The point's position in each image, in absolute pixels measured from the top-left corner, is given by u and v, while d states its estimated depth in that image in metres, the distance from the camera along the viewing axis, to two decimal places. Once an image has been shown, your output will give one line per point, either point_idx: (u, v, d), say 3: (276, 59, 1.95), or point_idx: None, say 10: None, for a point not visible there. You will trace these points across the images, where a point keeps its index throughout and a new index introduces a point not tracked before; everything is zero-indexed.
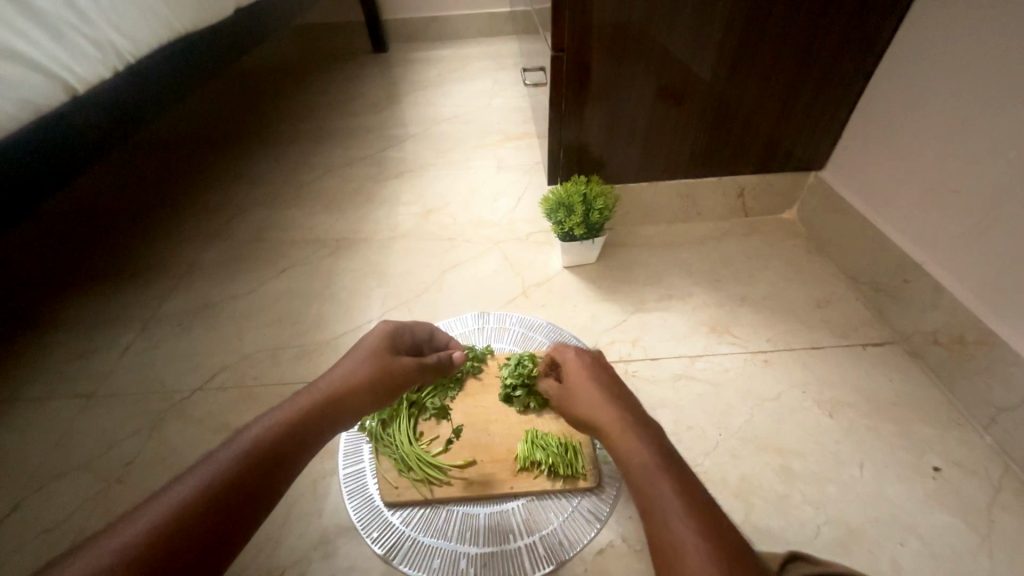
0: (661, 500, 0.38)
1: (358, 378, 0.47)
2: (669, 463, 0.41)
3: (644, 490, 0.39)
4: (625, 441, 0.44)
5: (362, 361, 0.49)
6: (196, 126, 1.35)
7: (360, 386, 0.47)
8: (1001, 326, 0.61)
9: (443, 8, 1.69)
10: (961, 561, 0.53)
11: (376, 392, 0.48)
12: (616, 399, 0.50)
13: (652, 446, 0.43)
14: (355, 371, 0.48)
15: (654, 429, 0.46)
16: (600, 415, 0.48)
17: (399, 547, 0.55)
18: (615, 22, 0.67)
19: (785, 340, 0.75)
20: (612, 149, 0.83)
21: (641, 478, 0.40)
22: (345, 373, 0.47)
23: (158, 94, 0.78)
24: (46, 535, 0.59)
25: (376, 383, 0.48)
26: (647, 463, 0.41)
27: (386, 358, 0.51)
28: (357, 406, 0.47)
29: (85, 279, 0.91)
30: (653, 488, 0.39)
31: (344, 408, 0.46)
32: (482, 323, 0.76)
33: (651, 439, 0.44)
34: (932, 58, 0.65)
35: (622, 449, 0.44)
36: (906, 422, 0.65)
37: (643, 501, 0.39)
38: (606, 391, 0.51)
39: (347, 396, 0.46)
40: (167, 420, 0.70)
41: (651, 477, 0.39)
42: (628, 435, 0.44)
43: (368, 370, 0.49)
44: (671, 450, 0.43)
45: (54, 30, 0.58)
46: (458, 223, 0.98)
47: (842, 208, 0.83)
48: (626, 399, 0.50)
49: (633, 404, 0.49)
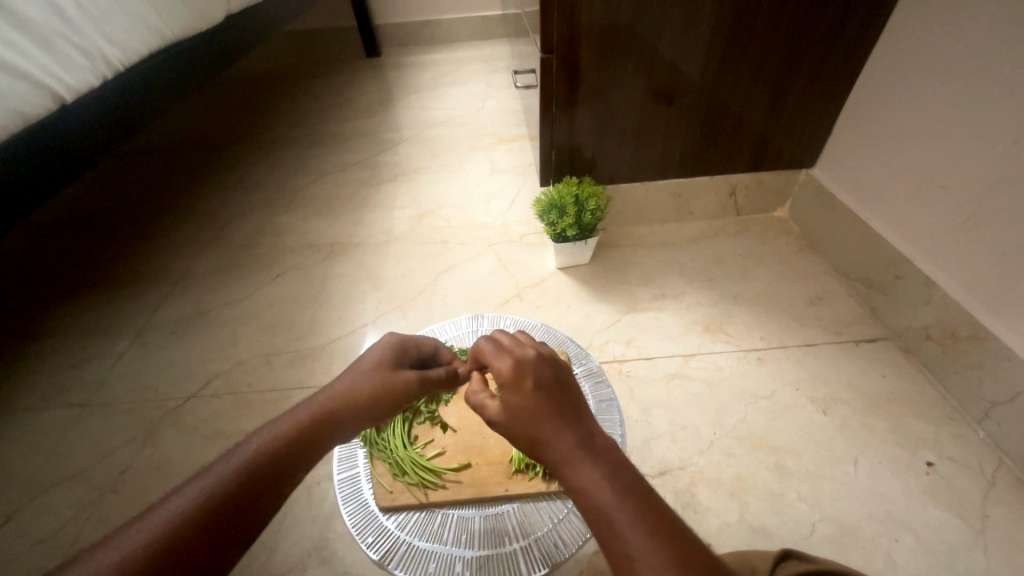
0: (632, 551, 0.31)
1: (359, 392, 0.46)
2: (633, 496, 0.34)
3: (611, 540, 0.32)
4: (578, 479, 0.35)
5: (365, 374, 0.48)
6: (189, 133, 1.35)
7: (363, 398, 0.46)
8: (992, 320, 0.61)
9: (434, 13, 1.70)
10: (956, 557, 0.53)
11: (377, 406, 0.46)
12: (557, 404, 0.38)
13: (611, 473, 0.35)
14: (357, 385, 0.46)
15: (606, 440, 0.37)
16: (539, 433, 0.37)
17: (394, 552, 0.54)
18: (603, 23, 0.67)
19: (778, 337, 0.75)
20: (604, 149, 0.83)
21: (604, 524, 0.33)
22: (345, 386, 0.46)
23: (147, 101, 0.78)
24: (39, 546, 0.59)
25: (378, 399, 0.47)
26: (611, 505, 0.33)
27: (390, 372, 0.49)
28: (358, 419, 0.45)
29: (78, 288, 0.91)
30: (623, 540, 0.32)
31: (344, 421, 0.44)
32: (477, 327, 0.75)
33: (607, 462, 0.36)
34: (918, 56, 0.66)
35: (577, 485, 0.35)
36: (899, 417, 0.65)
37: (610, 552, 0.32)
38: (538, 408, 0.38)
39: (349, 408, 0.45)
40: (160, 427, 0.70)
41: (620, 528, 0.32)
42: (582, 463, 0.35)
43: (372, 383, 0.47)
44: (630, 475, 0.35)
45: (40, 38, 0.57)
46: (451, 225, 0.98)
47: (833, 205, 0.83)
48: (572, 406, 0.39)
49: (578, 416, 0.38)
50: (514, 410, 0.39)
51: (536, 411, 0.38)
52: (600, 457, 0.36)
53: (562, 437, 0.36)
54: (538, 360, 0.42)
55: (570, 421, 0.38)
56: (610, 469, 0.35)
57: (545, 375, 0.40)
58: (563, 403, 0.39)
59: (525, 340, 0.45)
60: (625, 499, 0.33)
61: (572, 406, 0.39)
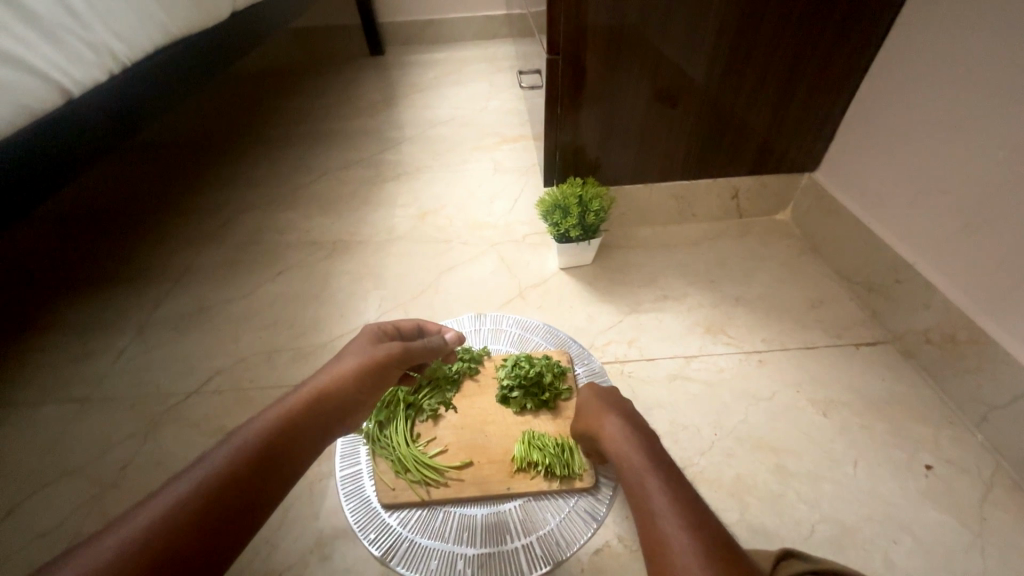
0: (647, 492, 0.41)
1: (343, 367, 0.49)
2: (659, 463, 0.43)
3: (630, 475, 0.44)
4: (616, 444, 0.48)
5: (346, 356, 0.51)
6: (192, 129, 1.35)
7: (348, 375, 0.48)
8: (991, 324, 0.62)
9: (439, 11, 1.70)
10: (952, 558, 0.53)
11: (364, 377, 0.49)
12: (617, 404, 0.53)
13: (645, 450, 0.46)
14: (342, 364, 0.50)
15: (646, 428, 0.49)
16: (599, 418, 0.52)
17: (396, 549, 0.55)
18: (610, 25, 0.68)
19: (779, 339, 0.75)
20: (608, 151, 0.83)
21: (636, 479, 0.43)
22: (332, 366, 0.49)
23: (152, 95, 0.78)
24: (40, 539, 0.59)
25: (363, 370, 0.50)
26: (635, 456, 0.45)
27: (371, 347, 0.53)
28: (350, 393, 0.48)
29: (81, 283, 0.91)
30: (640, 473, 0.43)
31: (339, 396, 0.47)
32: (479, 327, 0.77)
33: (642, 436, 0.47)
34: (922, 62, 0.66)
35: (615, 453, 0.47)
36: (898, 420, 0.65)
37: (634, 501, 0.41)
38: (603, 402, 0.54)
39: (338, 387, 0.47)
40: (163, 423, 0.70)
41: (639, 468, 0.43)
42: (622, 434, 0.48)
43: (355, 359, 0.50)
44: (656, 445, 0.46)
45: (49, 33, 0.58)
46: (454, 224, 0.98)
47: (835, 209, 0.84)
48: (627, 407, 0.53)
49: (632, 413, 0.52)
50: (587, 405, 0.55)
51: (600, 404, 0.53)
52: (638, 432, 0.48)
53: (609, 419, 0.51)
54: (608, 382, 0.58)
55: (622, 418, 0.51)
56: (643, 444, 0.46)
57: (612, 389, 0.56)
58: (618, 404, 0.53)
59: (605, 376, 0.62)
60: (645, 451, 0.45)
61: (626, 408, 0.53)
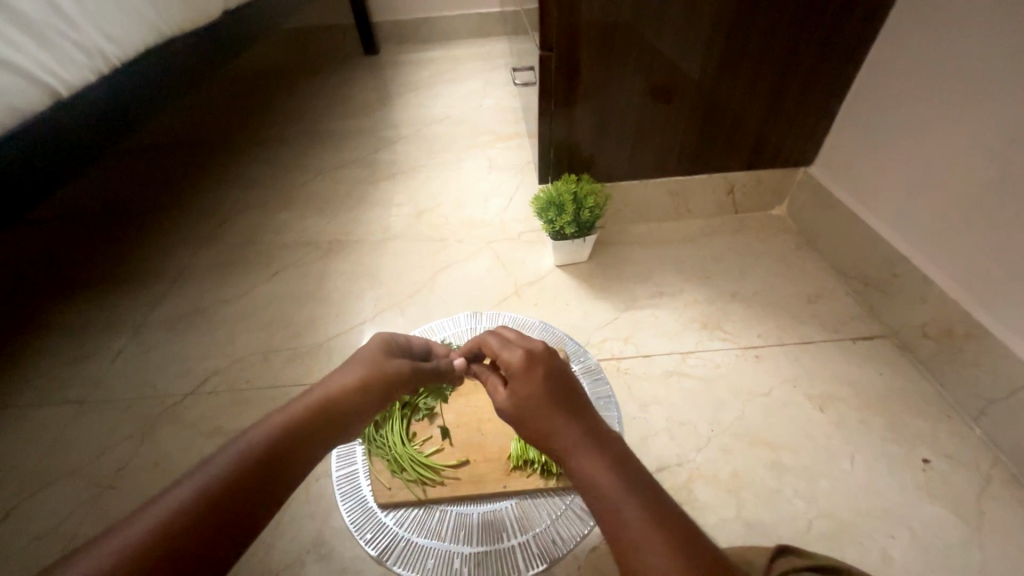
0: (631, 538, 0.33)
1: (350, 379, 0.48)
2: (637, 489, 0.36)
3: (602, 509, 0.35)
4: (575, 463, 0.38)
5: (354, 365, 0.50)
6: (187, 129, 1.35)
7: (356, 385, 0.48)
8: (988, 317, 0.61)
9: (433, 10, 1.69)
10: (950, 552, 0.53)
11: (371, 390, 0.49)
12: (565, 399, 0.42)
13: (616, 472, 0.37)
14: (350, 374, 0.49)
15: (604, 428, 0.41)
16: (546, 423, 0.41)
17: (392, 548, 0.55)
18: (603, 21, 0.67)
19: (776, 335, 0.75)
20: (602, 147, 0.83)
21: (612, 518, 0.35)
22: (338, 375, 0.49)
23: (144, 96, 0.77)
24: (37, 542, 0.59)
25: (371, 383, 0.49)
26: (603, 481, 0.36)
27: (380, 359, 0.52)
28: (355, 405, 0.47)
29: (76, 285, 0.91)
30: (618, 509, 0.35)
31: (344, 407, 0.46)
32: (474, 326, 0.76)
33: (605, 449, 0.38)
34: (917, 55, 0.66)
35: (575, 473, 0.38)
36: (896, 415, 0.65)
37: (615, 546, 0.34)
38: (546, 396, 0.42)
39: (345, 397, 0.46)
40: (159, 425, 0.70)
41: (615, 501, 0.35)
42: (582, 453, 0.38)
43: (364, 369, 0.50)
44: (624, 457, 0.38)
45: (36, 34, 0.57)
46: (450, 223, 0.98)
47: (831, 203, 0.83)
48: (576, 399, 0.43)
49: (584, 409, 0.42)
50: (523, 398, 0.43)
51: (542, 400, 0.42)
52: (600, 443, 0.39)
53: (560, 429, 0.40)
54: (544, 352, 0.47)
55: (575, 421, 0.40)
56: (609, 460, 0.37)
57: (552, 368, 0.45)
58: (564, 395, 0.43)
59: (542, 345, 0.48)
60: (615, 471, 0.37)
61: (574, 398, 0.43)
